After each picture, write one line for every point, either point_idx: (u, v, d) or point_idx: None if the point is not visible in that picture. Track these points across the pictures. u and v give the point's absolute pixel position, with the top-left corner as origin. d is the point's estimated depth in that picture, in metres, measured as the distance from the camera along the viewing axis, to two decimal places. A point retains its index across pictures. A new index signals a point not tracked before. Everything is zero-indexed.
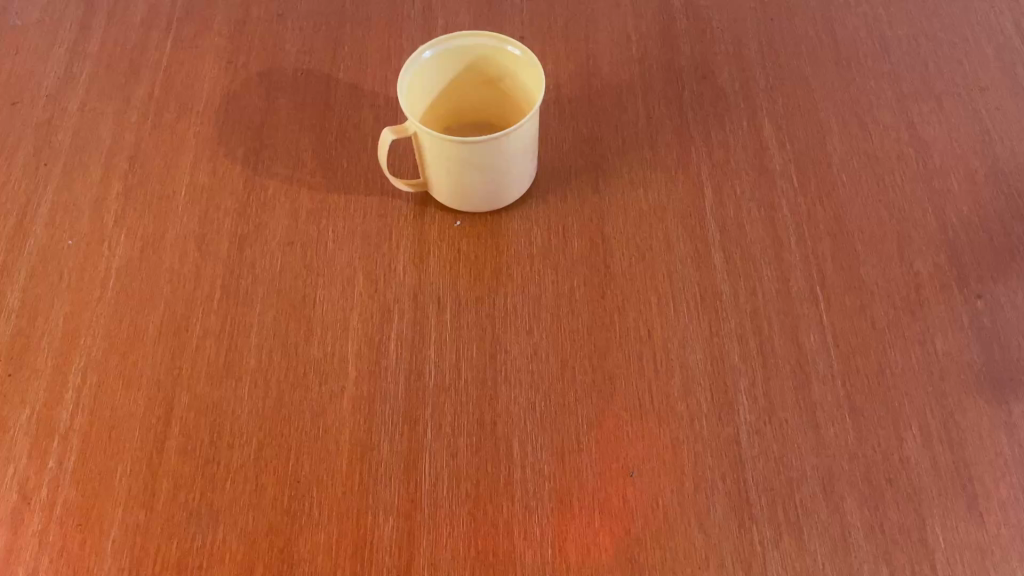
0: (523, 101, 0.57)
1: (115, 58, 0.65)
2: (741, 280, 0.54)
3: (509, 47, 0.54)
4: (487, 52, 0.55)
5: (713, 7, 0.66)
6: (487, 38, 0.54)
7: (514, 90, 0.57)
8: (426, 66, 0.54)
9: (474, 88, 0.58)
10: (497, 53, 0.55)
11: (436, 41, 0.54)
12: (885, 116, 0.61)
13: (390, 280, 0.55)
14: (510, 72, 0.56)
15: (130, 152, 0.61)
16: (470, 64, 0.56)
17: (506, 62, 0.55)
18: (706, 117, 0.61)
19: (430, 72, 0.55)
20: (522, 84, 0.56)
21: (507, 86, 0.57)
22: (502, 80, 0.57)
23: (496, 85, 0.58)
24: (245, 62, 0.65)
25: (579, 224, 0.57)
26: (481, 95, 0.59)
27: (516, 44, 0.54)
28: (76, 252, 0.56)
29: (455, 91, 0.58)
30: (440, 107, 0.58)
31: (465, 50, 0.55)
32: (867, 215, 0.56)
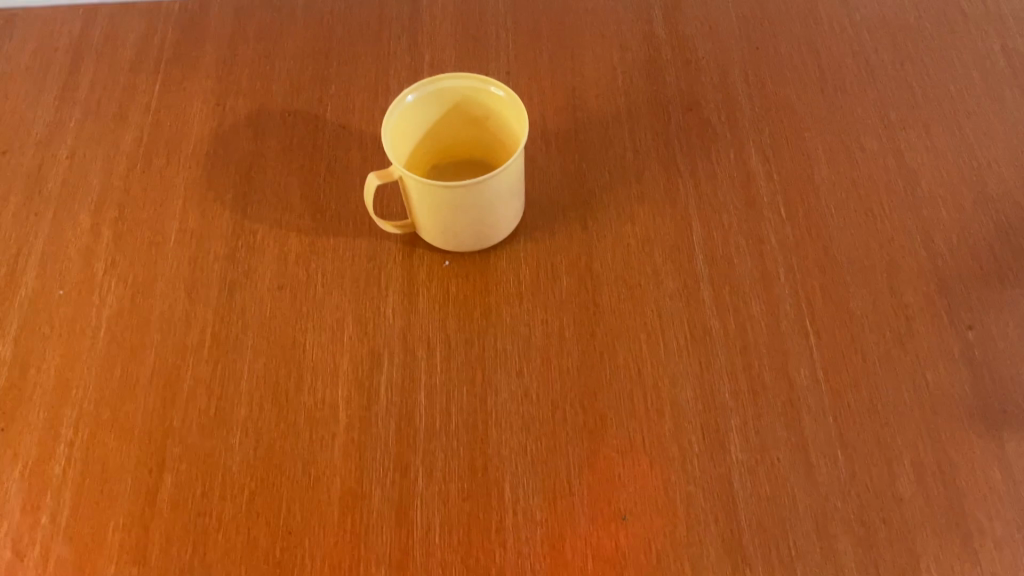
0: (508, 139, 0.57)
1: (103, 103, 0.65)
2: (731, 314, 0.54)
3: (491, 88, 0.54)
4: (470, 93, 0.55)
5: (699, 37, 0.67)
6: (469, 80, 0.54)
7: (500, 129, 0.57)
8: (410, 109, 0.54)
9: (460, 127, 0.58)
10: (480, 93, 0.55)
11: (419, 84, 0.54)
12: (872, 144, 0.60)
13: (380, 324, 0.55)
14: (494, 112, 0.56)
15: (119, 197, 0.61)
16: (454, 105, 0.56)
17: (491, 103, 0.55)
18: (693, 148, 0.61)
19: (414, 115, 0.55)
20: (506, 124, 0.55)
21: (492, 125, 0.57)
22: (487, 120, 0.57)
23: (482, 124, 0.58)
24: (233, 104, 0.65)
25: (568, 261, 0.57)
26: (467, 134, 0.59)
27: (499, 85, 0.54)
28: (66, 302, 0.56)
29: (441, 131, 0.58)
30: (427, 147, 0.59)
31: (449, 91, 0.55)
32: (857, 246, 0.56)
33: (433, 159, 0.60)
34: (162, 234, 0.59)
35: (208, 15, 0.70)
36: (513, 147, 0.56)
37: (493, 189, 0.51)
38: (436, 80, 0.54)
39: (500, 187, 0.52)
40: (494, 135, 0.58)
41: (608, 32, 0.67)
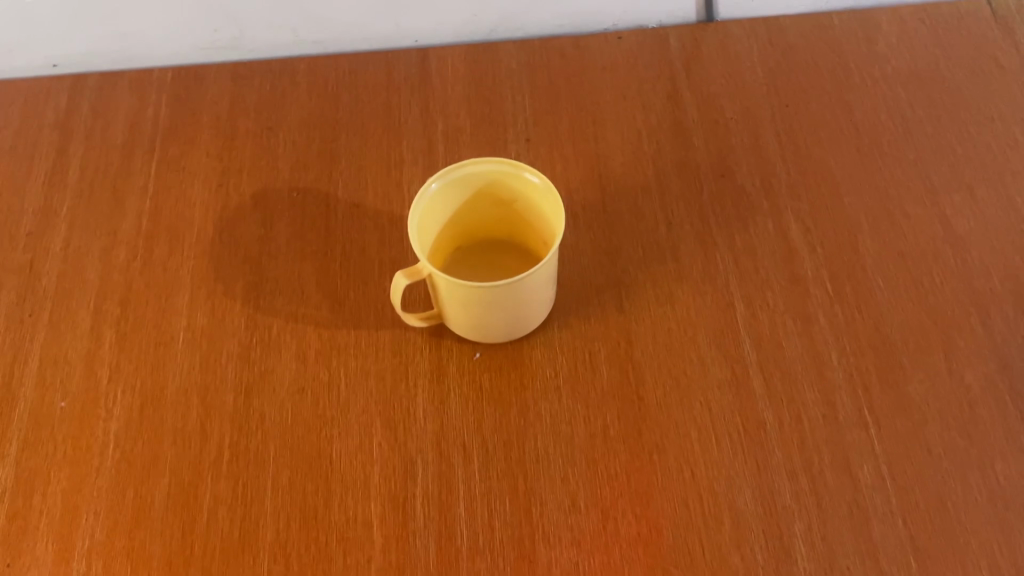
0: (539, 223, 0.53)
1: (97, 187, 0.61)
2: (784, 405, 0.51)
3: (523, 173, 0.50)
4: (499, 177, 0.52)
5: (726, 95, 0.63)
6: (498, 165, 0.51)
7: (529, 212, 0.54)
8: (435, 197, 0.51)
9: (486, 209, 0.55)
10: (510, 178, 0.51)
11: (444, 171, 0.51)
12: (916, 210, 0.58)
13: (411, 428, 0.51)
14: (525, 196, 0.52)
15: (120, 293, 0.57)
16: (480, 189, 0.52)
17: (521, 187, 0.52)
18: (729, 219, 0.58)
19: (439, 202, 0.51)
20: (538, 208, 0.52)
21: (521, 207, 0.54)
22: (516, 203, 0.53)
23: (509, 207, 0.54)
24: (236, 183, 0.61)
25: (607, 349, 0.54)
26: (493, 215, 0.55)
27: (531, 170, 0.50)
28: (70, 415, 0.52)
29: (465, 215, 0.55)
30: (449, 231, 0.55)
31: (476, 175, 0.52)
32: (909, 324, 0.53)
33: (455, 242, 0.57)
34: (170, 333, 0.55)
35: (204, 84, 0.66)
36: (545, 231, 0.53)
37: (529, 285, 0.48)
38: (463, 165, 0.51)
39: (537, 281, 0.48)
40: (523, 217, 0.54)
41: (629, 92, 0.64)
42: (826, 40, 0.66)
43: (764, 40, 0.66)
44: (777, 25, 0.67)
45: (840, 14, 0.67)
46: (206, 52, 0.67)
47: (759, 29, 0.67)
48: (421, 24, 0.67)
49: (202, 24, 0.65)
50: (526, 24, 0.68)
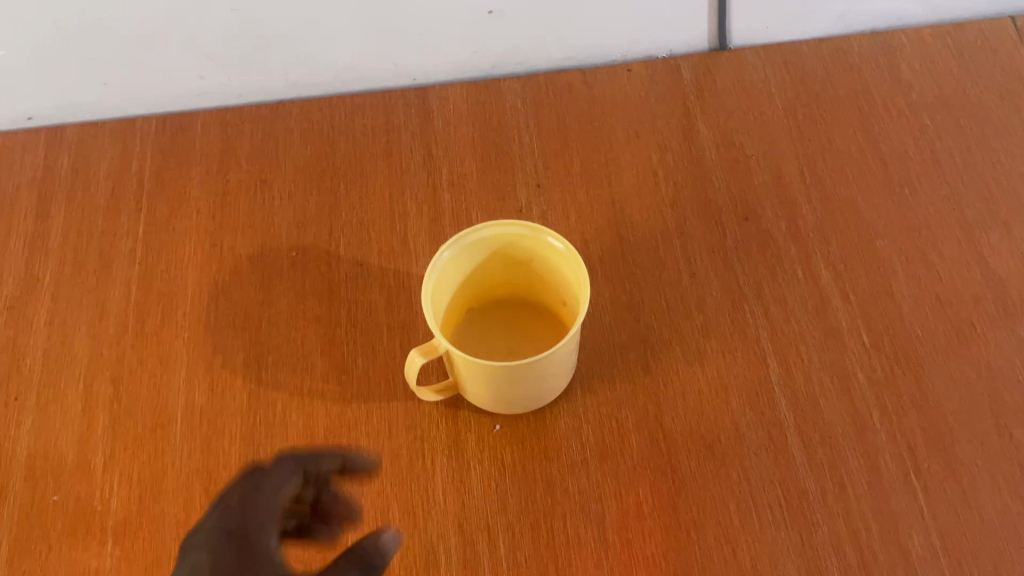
0: (557, 284, 0.50)
1: (82, 252, 0.57)
2: (826, 471, 0.48)
3: (542, 235, 0.47)
4: (515, 239, 0.48)
5: (745, 130, 0.61)
6: (514, 227, 0.48)
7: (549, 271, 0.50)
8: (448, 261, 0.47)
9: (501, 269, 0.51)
10: (527, 240, 0.48)
11: (456, 236, 0.47)
12: (951, 251, 0.55)
13: (431, 511, 0.48)
14: (545, 257, 0.49)
15: (112, 371, 0.53)
16: (495, 252, 0.49)
17: (539, 249, 0.49)
18: (756, 266, 0.55)
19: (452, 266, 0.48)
20: (557, 270, 0.49)
21: (539, 267, 0.50)
22: (533, 263, 0.50)
23: (524, 267, 0.51)
24: (231, 243, 0.57)
25: (634, 415, 0.51)
26: (509, 275, 0.52)
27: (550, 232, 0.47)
28: (63, 510, 0.49)
29: (477, 278, 0.51)
30: (462, 296, 0.52)
31: (492, 237, 0.48)
32: (953, 377, 0.50)
33: (466, 305, 0.53)
34: (167, 413, 0.51)
35: (192, 133, 0.62)
36: (565, 293, 0.50)
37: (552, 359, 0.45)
38: (476, 230, 0.48)
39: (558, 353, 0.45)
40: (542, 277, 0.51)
41: (642, 128, 0.61)
42: (846, 66, 0.63)
43: (780, 69, 0.63)
44: (793, 51, 0.64)
45: (856, 38, 0.65)
46: (192, 97, 0.63)
47: (775, 57, 0.64)
48: (419, 62, 0.63)
49: (187, 70, 0.61)
50: (530, 59, 0.64)
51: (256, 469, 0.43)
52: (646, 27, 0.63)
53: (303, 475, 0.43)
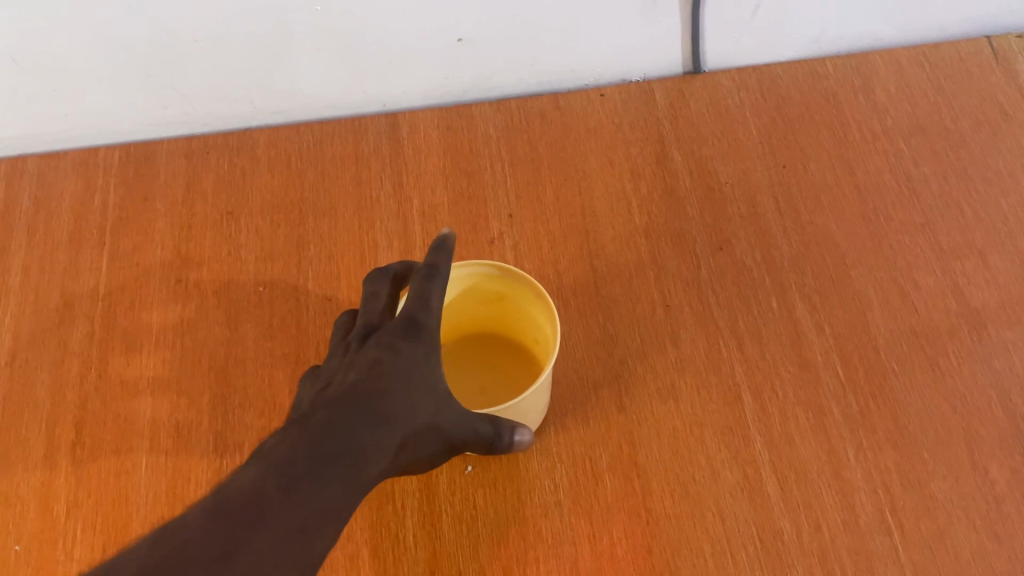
0: (529, 321, 0.50)
1: (43, 289, 0.56)
2: (802, 511, 0.48)
3: (513, 276, 0.47)
4: (485, 278, 0.48)
5: (719, 156, 0.60)
6: (485, 267, 0.47)
7: (522, 311, 0.50)
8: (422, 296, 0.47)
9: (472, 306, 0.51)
10: (498, 279, 0.47)
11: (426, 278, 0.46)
12: (927, 281, 0.54)
13: (402, 556, 0.47)
14: (515, 294, 0.48)
15: (75, 414, 0.52)
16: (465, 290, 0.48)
17: (510, 287, 0.48)
18: (730, 298, 0.54)
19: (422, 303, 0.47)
20: (530, 309, 0.48)
21: (511, 305, 0.50)
22: (504, 300, 0.49)
23: (495, 303, 0.50)
24: (197, 278, 0.56)
25: (608, 454, 0.50)
26: (479, 311, 0.51)
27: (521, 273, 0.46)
28: (24, 561, 0.47)
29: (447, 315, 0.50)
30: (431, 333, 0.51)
31: (461, 275, 0.48)
32: (928, 412, 0.50)
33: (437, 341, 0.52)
34: (131, 458, 0.50)
35: (156, 163, 0.61)
36: (537, 331, 0.49)
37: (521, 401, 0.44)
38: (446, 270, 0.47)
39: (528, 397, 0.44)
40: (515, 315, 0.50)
41: (616, 156, 0.60)
42: (821, 90, 0.63)
43: (755, 93, 0.63)
44: (769, 74, 0.64)
45: (831, 60, 0.64)
46: (157, 126, 0.62)
47: (750, 80, 0.63)
48: (388, 90, 0.62)
49: (150, 102, 0.60)
50: (501, 84, 0.63)
51: (430, 366, 0.40)
52: (620, 55, 0.62)
53: (423, 386, 0.39)
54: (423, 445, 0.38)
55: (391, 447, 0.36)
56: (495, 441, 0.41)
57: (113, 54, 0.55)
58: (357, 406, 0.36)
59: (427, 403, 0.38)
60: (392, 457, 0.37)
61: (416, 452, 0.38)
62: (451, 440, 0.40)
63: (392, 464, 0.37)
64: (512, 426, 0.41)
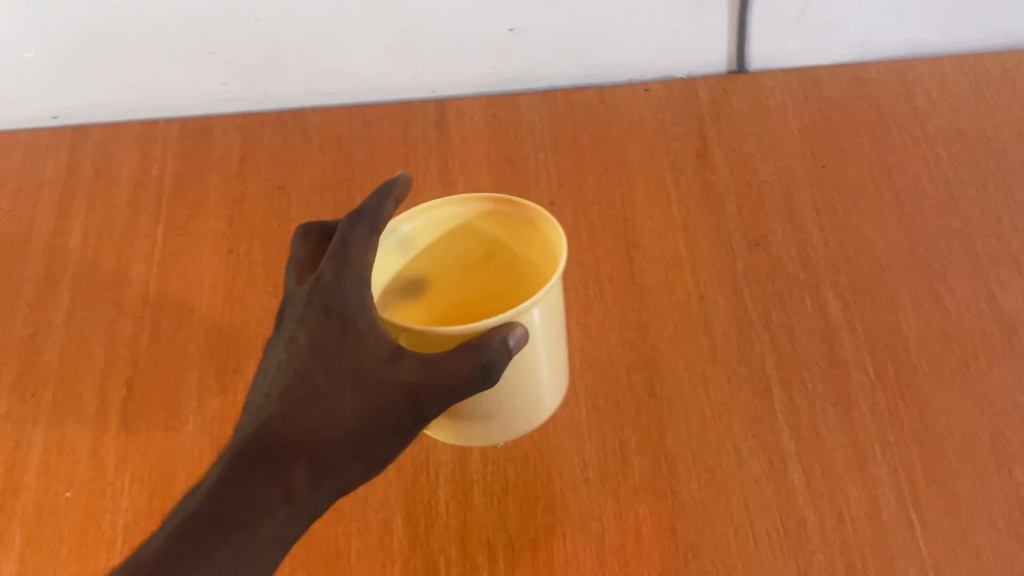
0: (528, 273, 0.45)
1: (101, 252, 0.59)
2: (825, 501, 0.48)
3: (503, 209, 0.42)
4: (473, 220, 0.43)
5: (760, 155, 0.61)
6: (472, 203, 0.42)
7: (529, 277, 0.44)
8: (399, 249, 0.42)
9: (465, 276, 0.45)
10: (488, 221, 0.43)
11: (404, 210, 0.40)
12: (960, 285, 0.55)
13: (434, 523, 0.49)
14: (511, 236, 0.43)
15: (127, 371, 0.54)
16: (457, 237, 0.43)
17: (502, 229, 0.43)
18: (764, 293, 0.56)
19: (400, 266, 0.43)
20: (528, 251, 0.43)
21: (506, 258, 0.45)
22: (499, 252, 0.45)
23: (489, 262, 0.45)
24: (247, 249, 0.58)
25: (638, 437, 0.51)
26: (474, 281, 0.47)
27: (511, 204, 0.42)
28: (75, 506, 0.50)
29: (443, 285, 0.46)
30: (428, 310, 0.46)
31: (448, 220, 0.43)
32: (956, 413, 0.50)
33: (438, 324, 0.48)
34: (178, 416, 0.52)
35: (213, 137, 0.64)
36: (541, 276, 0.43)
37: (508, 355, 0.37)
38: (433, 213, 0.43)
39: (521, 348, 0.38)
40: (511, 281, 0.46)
41: (657, 149, 0.62)
42: (863, 94, 0.64)
43: (798, 95, 0.64)
44: (812, 78, 0.65)
45: (875, 65, 0.65)
46: (216, 101, 0.64)
47: (793, 82, 0.64)
48: (439, 76, 0.64)
49: (210, 76, 0.62)
50: (549, 76, 0.65)
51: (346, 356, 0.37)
52: (667, 51, 0.63)
53: (344, 385, 0.37)
54: (355, 446, 0.37)
55: (304, 478, 0.36)
56: (479, 377, 0.35)
57: (174, 24, 0.57)
58: (257, 450, 0.37)
59: (349, 403, 0.36)
60: (315, 483, 0.37)
61: (350, 455, 0.37)
62: (402, 413, 0.36)
63: (318, 486, 0.37)
64: (490, 345, 0.34)
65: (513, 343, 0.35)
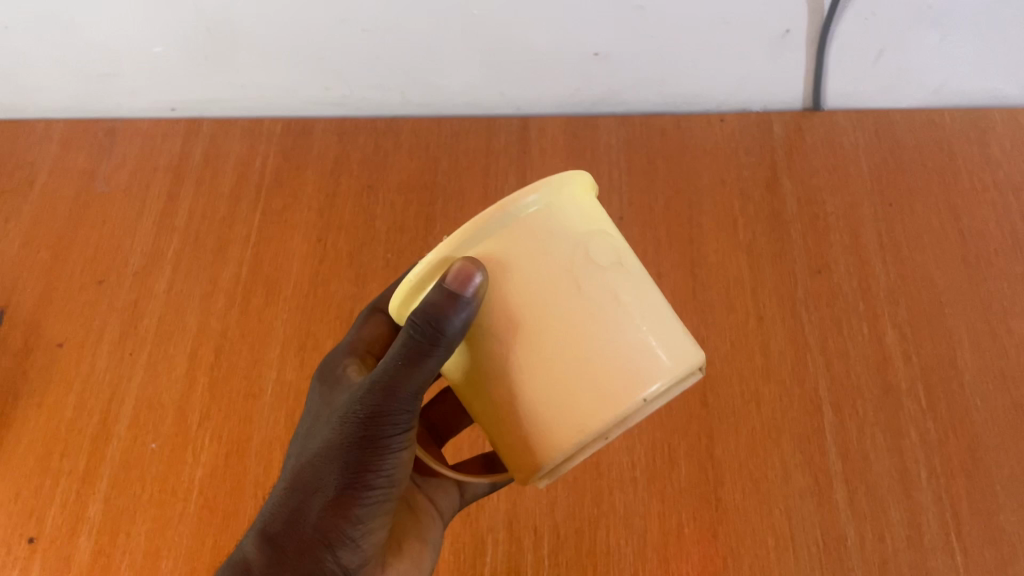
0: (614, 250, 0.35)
1: (203, 232, 0.64)
2: (867, 522, 0.49)
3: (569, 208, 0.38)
4: None
5: (827, 189, 0.63)
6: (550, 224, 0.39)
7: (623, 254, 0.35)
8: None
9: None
10: None
11: None
12: (1021, 326, 0.56)
13: (485, 505, 0.52)
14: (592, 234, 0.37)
15: (216, 340, 0.59)
16: None
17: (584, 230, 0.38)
18: (823, 318, 0.57)
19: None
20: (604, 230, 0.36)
21: None
22: None
23: None
24: (334, 240, 0.63)
25: (687, 444, 0.53)
26: None
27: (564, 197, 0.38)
28: (159, 457, 0.54)
29: None
30: None
31: None
32: (1006, 449, 0.51)
33: None
34: (259, 384, 0.56)
35: (312, 137, 0.69)
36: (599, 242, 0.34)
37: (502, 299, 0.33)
38: None
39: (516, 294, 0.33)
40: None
41: (728, 176, 0.64)
42: (936, 138, 0.65)
43: (871, 134, 0.66)
44: (886, 118, 0.66)
45: (951, 111, 0.66)
46: (319, 104, 0.69)
47: (867, 121, 0.66)
48: (525, 94, 0.68)
49: (318, 81, 0.67)
50: (629, 101, 0.68)
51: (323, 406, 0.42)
52: (744, 83, 0.66)
53: (320, 427, 0.40)
54: (317, 476, 0.38)
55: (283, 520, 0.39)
56: (413, 341, 0.33)
57: (291, 32, 0.62)
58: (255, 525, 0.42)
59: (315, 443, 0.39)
60: (285, 539, 0.39)
61: (319, 492, 0.38)
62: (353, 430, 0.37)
63: (286, 540, 0.38)
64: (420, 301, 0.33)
65: (442, 288, 0.32)
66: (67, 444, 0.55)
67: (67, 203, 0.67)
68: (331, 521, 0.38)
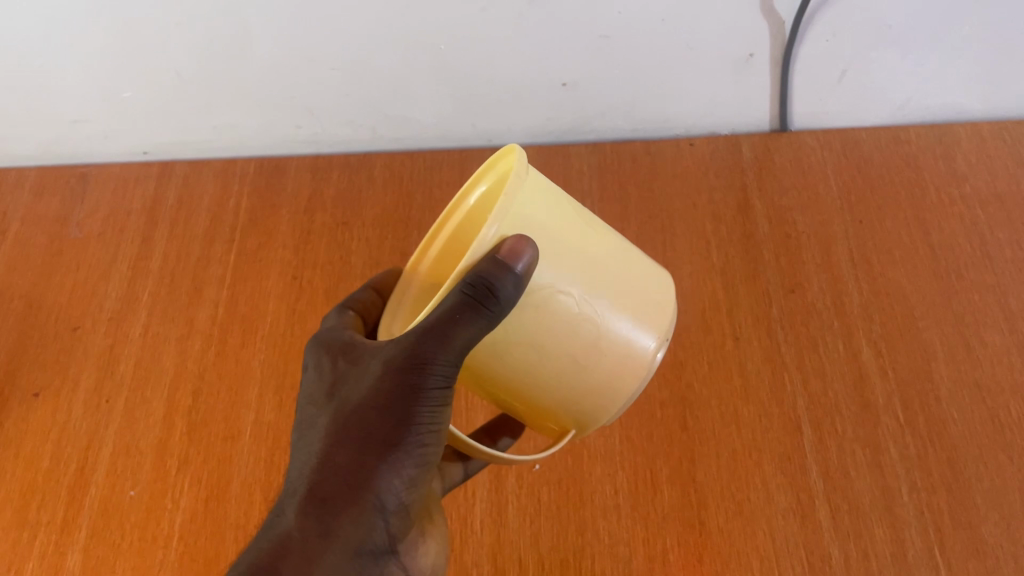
0: None
1: (178, 273, 0.64)
2: (851, 540, 0.49)
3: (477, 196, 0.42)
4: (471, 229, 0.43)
5: (797, 208, 0.64)
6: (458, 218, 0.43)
7: None
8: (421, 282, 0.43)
9: None
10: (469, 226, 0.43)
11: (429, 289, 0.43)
12: (992, 337, 0.56)
13: (468, 539, 0.51)
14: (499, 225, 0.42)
15: (193, 383, 0.58)
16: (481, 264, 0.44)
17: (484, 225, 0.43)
18: (798, 337, 0.58)
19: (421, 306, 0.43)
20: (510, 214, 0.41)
21: None
22: None
23: None
24: (310, 278, 0.63)
25: (669, 469, 0.53)
26: None
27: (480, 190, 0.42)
28: (137, 504, 0.53)
29: None
30: None
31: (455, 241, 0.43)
32: (985, 461, 0.51)
33: None
34: (238, 426, 0.56)
35: (285, 175, 0.69)
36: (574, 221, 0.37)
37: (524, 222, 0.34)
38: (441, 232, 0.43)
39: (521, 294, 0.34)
40: None
41: (700, 199, 0.65)
42: (901, 154, 0.66)
43: (838, 153, 0.67)
44: (852, 137, 0.67)
45: (915, 129, 0.67)
46: (290, 143, 0.70)
47: (834, 141, 0.67)
48: (497, 126, 0.68)
49: (289, 120, 0.67)
50: (598, 128, 0.69)
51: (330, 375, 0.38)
52: (710, 107, 0.67)
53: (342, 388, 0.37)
54: (367, 428, 0.35)
55: (326, 490, 0.35)
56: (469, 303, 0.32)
57: (258, 71, 0.62)
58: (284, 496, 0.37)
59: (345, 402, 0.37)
60: (339, 506, 0.35)
61: (368, 449, 0.35)
62: (400, 380, 0.35)
63: (342, 503, 0.35)
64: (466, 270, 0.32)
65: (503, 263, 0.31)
66: (44, 495, 0.54)
67: (40, 251, 0.66)
68: (385, 475, 0.35)
